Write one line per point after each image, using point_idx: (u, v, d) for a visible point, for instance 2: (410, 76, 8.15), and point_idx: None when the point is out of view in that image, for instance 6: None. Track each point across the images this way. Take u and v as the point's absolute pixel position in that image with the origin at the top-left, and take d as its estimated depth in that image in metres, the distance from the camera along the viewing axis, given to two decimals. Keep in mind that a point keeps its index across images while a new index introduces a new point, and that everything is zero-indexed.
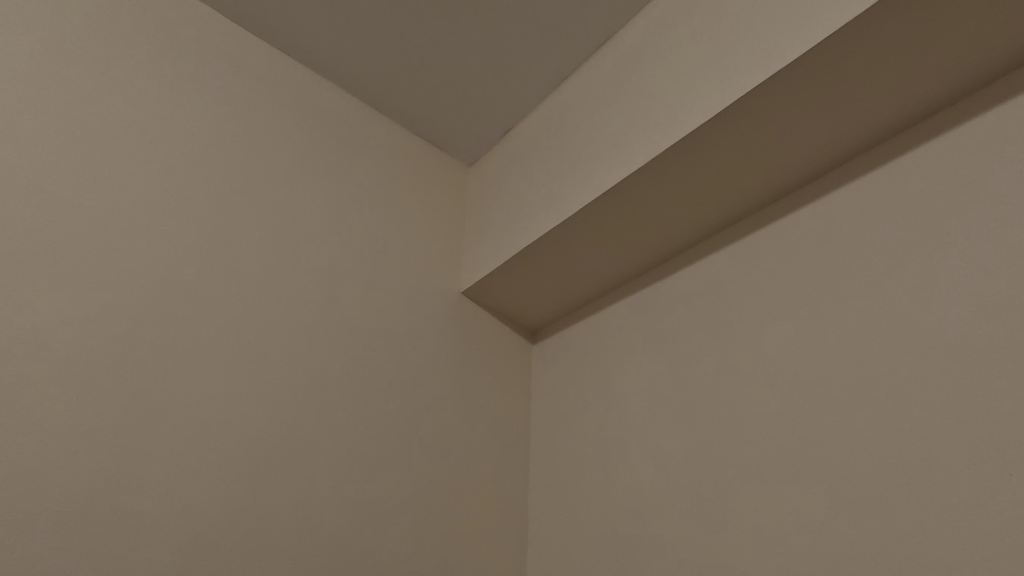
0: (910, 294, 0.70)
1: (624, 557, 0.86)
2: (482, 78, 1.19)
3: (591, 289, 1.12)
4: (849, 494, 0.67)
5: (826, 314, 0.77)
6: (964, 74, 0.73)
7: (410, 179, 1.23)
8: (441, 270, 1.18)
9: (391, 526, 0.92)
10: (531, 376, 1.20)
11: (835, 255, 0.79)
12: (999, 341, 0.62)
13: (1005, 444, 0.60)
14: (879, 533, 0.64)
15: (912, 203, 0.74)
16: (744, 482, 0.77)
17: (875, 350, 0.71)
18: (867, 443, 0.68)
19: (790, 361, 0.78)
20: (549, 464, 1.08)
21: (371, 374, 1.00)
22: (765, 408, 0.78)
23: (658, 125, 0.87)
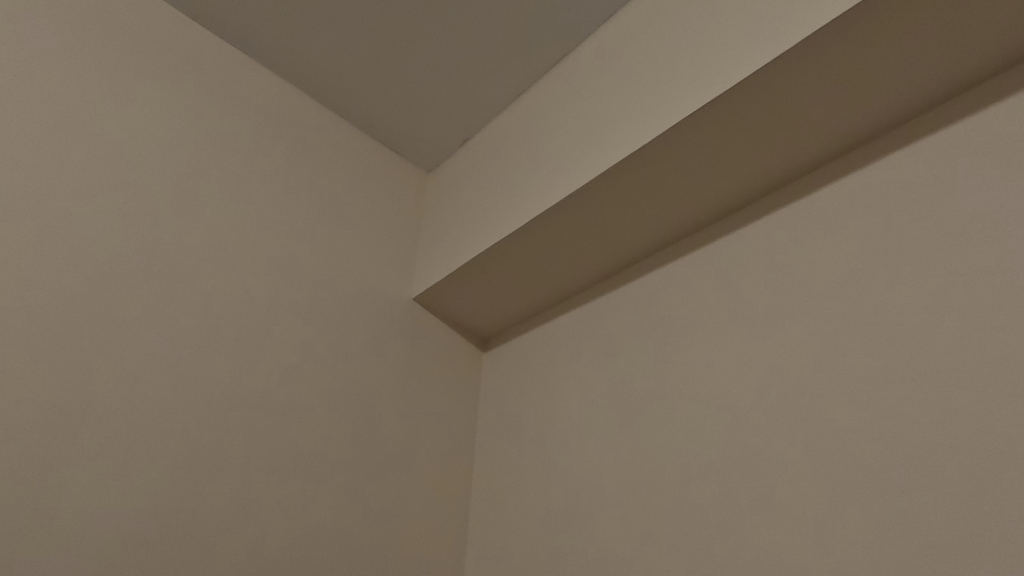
0: (830, 301, 0.72)
1: (558, 557, 0.87)
2: (442, 85, 1.19)
3: (543, 297, 1.12)
4: (766, 492, 0.68)
5: (747, 326, 0.79)
6: (929, 87, 0.72)
7: (365, 183, 1.23)
8: (392, 275, 1.17)
9: (327, 524, 0.90)
10: (480, 383, 1.21)
11: (771, 266, 0.80)
12: (911, 348, 0.64)
13: (907, 439, 0.61)
14: (792, 529, 0.65)
15: (850, 214, 0.75)
16: (671, 482, 0.78)
17: (798, 356, 0.72)
18: (785, 451, 0.68)
19: (718, 369, 0.80)
20: (491, 469, 1.07)
21: (314, 377, 0.98)
22: (695, 414, 0.79)
23: (610, 143, 0.89)
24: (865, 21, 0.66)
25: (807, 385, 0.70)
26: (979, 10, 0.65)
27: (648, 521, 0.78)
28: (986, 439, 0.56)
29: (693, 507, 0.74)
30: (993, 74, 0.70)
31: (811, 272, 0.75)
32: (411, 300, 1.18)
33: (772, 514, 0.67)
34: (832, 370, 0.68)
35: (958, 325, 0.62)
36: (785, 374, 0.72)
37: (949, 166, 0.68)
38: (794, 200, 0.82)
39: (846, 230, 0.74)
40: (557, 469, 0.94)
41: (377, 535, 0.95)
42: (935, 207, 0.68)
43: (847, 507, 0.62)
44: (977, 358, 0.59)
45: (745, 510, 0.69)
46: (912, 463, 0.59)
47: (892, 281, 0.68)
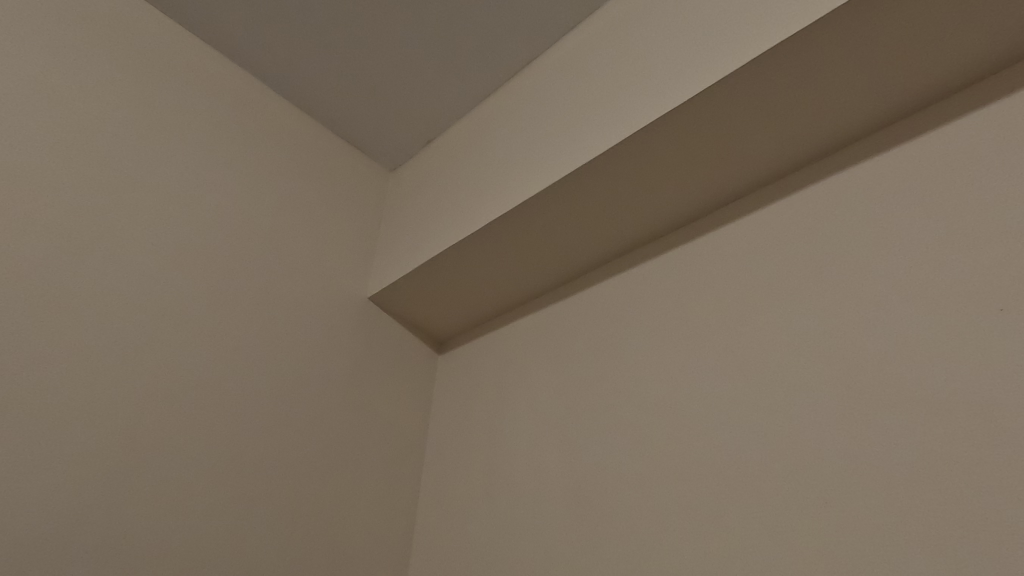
0: (775, 309, 0.73)
1: (504, 556, 0.87)
2: (406, 85, 1.18)
3: (501, 300, 1.12)
4: (706, 492, 0.69)
5: (694, 336, 0.80)
6: (881, 107, 0.74)
7: (324, 178, 1.21)
8: (348, 273, 1.16)
9: (270, 520, 0.88)
10: (434, 385, 1.20)
11: (720, 275, 0.82)
12: (845, 359, 0.65)
13: (840, 439, 0.62)
14: (729, 528, 0.66)
15: (798, 226, 0.77)
16: (615, 482, 0.79)
17: (740, 365, 0.73)
18: (725, 458, 0.70)
19: (666, 375, 0.81)
20: (441, 470, 1.07)
21: (263, 374, 0.95)
22: (642, 418, 0.80)
23: (570, 149, 0.89)
24: (815, 41, 0.68)
25: (746, 395, 0.71)
26: (926, 36, 0.67)
27: (591, 524, 0.79)
28: (909, 444, 0.58)
29: (635, 512, 0.75)
30: (939, 97, 0.72)
31: (758, 283, 0.77)
32: (367, 300, 1.16)
33: (709, 520, 0.68)
34: (773, 381, 0.70)
35: (890, 332, 0.63)
36: (728, 384, 0.74)
37: (892, 184, 0.71)
38: (749, 213, 0.84)
39: (793, 243, 0.76)
40: (507, 470, 0.94)
41: (319, 536, 0.92)
42: (875, 219, 0.70)
43: (784, 512, 0.63)
44: (911, 370, 0.61)
45: (685, 515, 0.70)
46: (842, 465, 0.61)
47: (831, 291, 0.70)
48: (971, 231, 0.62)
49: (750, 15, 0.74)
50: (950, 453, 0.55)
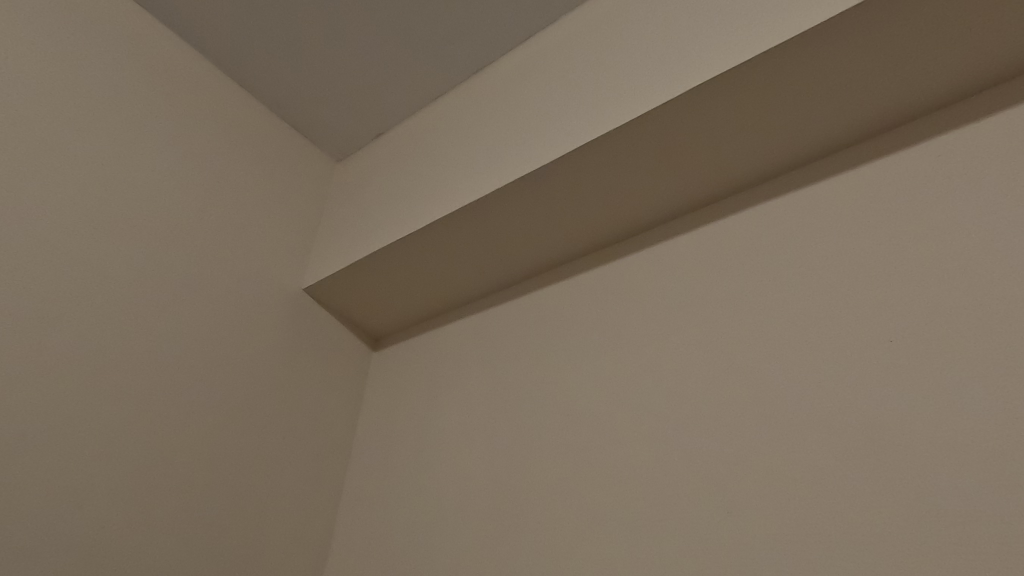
0: (709, 325, 0.74)
1: (424, 560, 0.84)
2: (357, 75, 1.14)
3: (442, 300, 1.09)
4: (630, 501, 0.69)
5: (629, 349, 0.80)
6: (828, 137, 0.75)
7: (264, 163, 1.15)
8: (282, 262, 1.11)
9: (177, 513, 0.83)
10: (365, 384, 1.16)
11: (657, 289, 0.82)
12: (771, 378, 0.66)
13: (763, 454, 0.63)
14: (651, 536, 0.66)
15: (736, 244, 0.78)
16: (540, 488, 0.78)
17: (674, 379, 0.74)
18: (651, 473, 0.69)
19: (599, 384, 0.80)
20: (365, 472, 1.03)
21: (182, 362, 0.89)
22: (572, 427, 0.80)
23: (522, 154, 0.88)
24: (767, 68, 0.69)
25: (675, 409, 0.71)
26: (872, 71, 0.68)
27: (514, 534, 0.77)
28: (828, 462, 0.59)
29: (558, 520, 0.74)
30: (882, 130, 0.73)
31: (694, 300, 0.77)
32: (301, 291, 1.12)
33: (632, 535, 0.67)
34: (703, 399, 0.70)
35: (818, 354, 0.64)
36: (658, 400, 0.73)
37: (827, 209, 0.72)
38: (695, 228, 0.84)
39: (730, 261, 0.77)
40: (434, 474, 0.92)
41: (229, 536, 0.87)
42: (809, 241, 0.71)
43: (706, 529, 0.63)
44: (836, 393, 0.61)
45: (608, 523, 0.70)
46: (761, 477, 0.62)
47: (760, 310, 0.71)
48: (899, 259, 0.64)
49: (707, 38, 0.75)
50: (861, 472, 0.57)
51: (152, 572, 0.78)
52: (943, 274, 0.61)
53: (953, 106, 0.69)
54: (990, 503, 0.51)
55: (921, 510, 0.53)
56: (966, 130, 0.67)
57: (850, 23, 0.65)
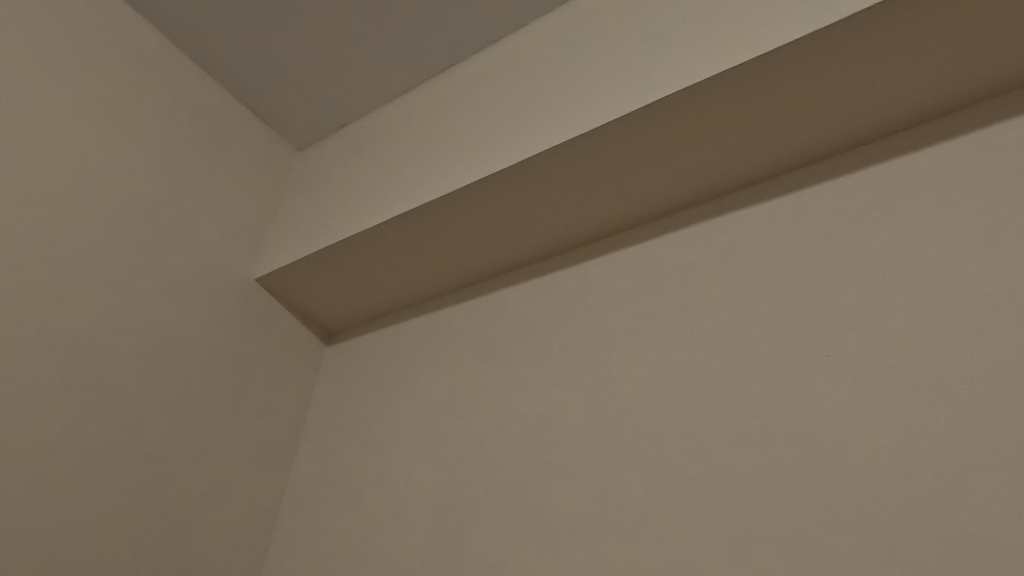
0: (660, 333, 0.75)
1: (360, 559, 0.84)
2: (320, 64, 1.12)
3: (399, 297, 1.08)
4: (570, 503, 0.70)
5: (581, 354, 0.81)
6: (791, 154, 0.76)
7: (220, 148, 1.12)
8: (234, 251, 1.08)
9: (99, 503, 0.81)
10: (316, 378, 1.14)
11: (609, 296, 0.83)
12: (717, 388, 0.67)
13: (700, 462, 0.64)
14: (585, 538, 0.67)
15: (691, 255, 0.79)
16: (481, 488, 0.79)
17: (624, 385, 0.74)
18: (595, 481, 0.70)
19: (548, 388, 0.81)
20: (309, 469, 1.01)
21: (112, 353, 0.87)
22: (518, 428, 0.80)
23: (487, 153, 0.88)
24: (733, 84, 0.70)
25: (623, 415, 0.72)
26: (831, 93, 0.70)
27: (454, 538, 0.77)
28: (759, 472, 0.61)
29: (496, 519, 0.75)
30: (839, 151, 0.75)
31: (646, 310, 0.78)
32: (254, 281, 1.09)
33: (571, 541, 0.68)
34: (650, 408, 0.71)
35: (764, 367, 0.66)
36: (607, 408, 0.74)
37: (780, 226, 0.74)
38: (659, 236, 0.84)
39: (684, 271, 0.78)
40: (378, 473, 0.91)
41: (151, 534, 0.85)
42: (755, 257, 0.73)
43: (644, 538, 0.64)
44: (778, 405, 0.63)
45: (545, 524, 0.71)
46: (694, 484, 0.64)
47: (707, 321, 0.72)
48: (841, 276, 0.66)
49: (676, 50, 0.75)
50: (787, 483, 0.59)
51: (68, 562, 0.76)
52: (880, 296, 0.63)
53: (907, 131, 0.72)
54: (912, 519, 0.52)
55: (846, 524, 0.54)
56: (916, 156, 0.69)
57: (814, 44, 0.66)
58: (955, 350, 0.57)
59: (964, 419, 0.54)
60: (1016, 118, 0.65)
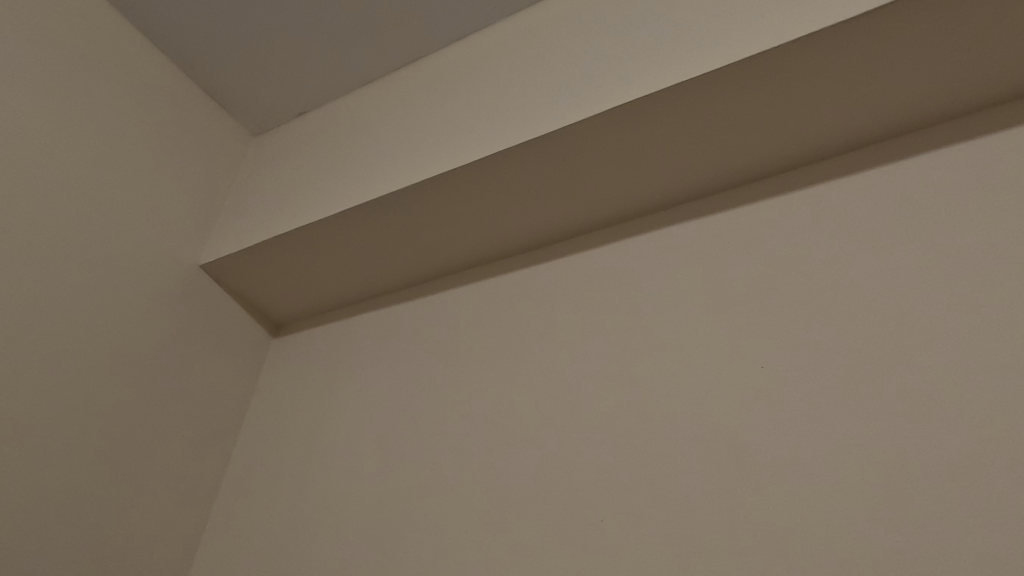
0: (604, 336, 0.76)
1: (294, 554, 0.82)
2: (278, 50, 1.09)
3: (350, 291, 1.06)
4: (505, 501, 0.70)
5: (525, 354, 0.81)
6: (741, 169, 0.78)
7: (169, 127, 1.08)
8: (179, 236, 1.04)
9: (19, 492, 0.77)
10: (259, 370, 1.11)
11: (558, 298, 0.84)
12: (655, 394, 0.68)
13: (632, 461, 0.65)
14: (517, 534, 0.67)
15: (639, 263, 0.80)
16: (418, 484, 0.78)
17: (565, 387, 0.75)
18: (532, 482, 0.70)
19: (491, 387, 0.81)
20: (247, 463, 0.99)
21: (39, 336, 0.82)
22: (459, 426, 0.80)
23: (444, 151, 0.87)
24: (690, 98, 0.71)
25: (562, 415, 0.73)
26: (782, 113, 0.72)
27: (390, 537, 0.75)
28: (689, 474, 0.62)
29: (432, 516, 0.74)
30: (789, 168, 0.77)
31: (594, 314, 0.79)
32: (198, 267, 1.05)
33: (506, 543, 0.67)
34: (593, 411, 0.71)
35: (700, 373, 0.67)
36: (550, 410, 0.74)
37: (725, 238, 0.75)
38: (610, 243, 0.85)
39: (630, 278, 0.79)
40: (316, 468, 0.89)
41: (75, 531, 0.81)
42: (700, 267, 0.75)
43: (578, 541, 0.63)
44: (710, 411, 0.64)
45: (480, 521, 0.70)
46: (625, 483, 0.64)
47: (650, 326, 0.73)
48: (780, 288, 0.68)
49: (636, 60, 0.76)
50: (714, 486, 0.60)
51: None
52: (816, 311, 0.65)
53: (853, 153, 0.74)
54: (832, 526, 0.53)
55: (772, 530, 0.55)
56: (859, 178, 0.71)
57: (768, 64, 0.67)
58: (879, 364, 0.59)
59: (884, 429, 0.56)
60: (954, 147, 0.68)
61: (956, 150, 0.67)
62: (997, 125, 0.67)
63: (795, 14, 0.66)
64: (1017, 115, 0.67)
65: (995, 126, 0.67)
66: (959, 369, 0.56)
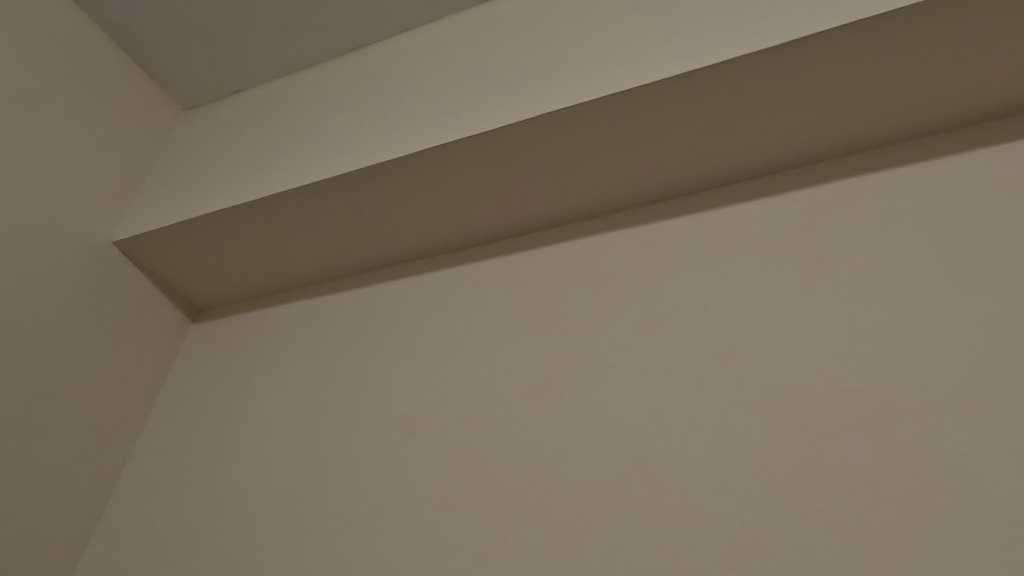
0: (532, 338, 0.76)
1: (195, 550, 0.78)
2: (213, 24, 1.03)
3: (277, 278, 1.02)
4: (419, 499, 0.69)
5: (450, 354, 0.79)
6: (677, 182, 0.79)
7: (88, 92, 1.01)
8: (92, 208, 0.97)
9: None
10: (172, 355, 1.05)
11: (487, 298, 0.83)
12: (577, 396, 0.68)
13: (552, 459, 0.65)
14: (428, 532, 0.66)
15: (571, 267, 0.80)
16: (332, 480, 0.76)
17: (491, 387, 0.74)
18: (445, 481, 0.69)
19: (414, 385, 0.79)
20: (152, 452, 0.93)
21: None
22: (379, 424, 0.78)
23: (383, 142, 0.85)
24: (632, 107, 0.71)
25: (484, 416, 0.72)
26: (719, 130, 0.72)
27: (299, 533, 0.73)
28: (603, 476, 0.62)
29: (343, 512, 0.72)
30: (723, 184, 0.78)
31: (523, 317, 0.78)
32: (111, 244, 0.99)
33: (415, 542, 0.66)
34: (512, 414, 0.70)
35: (624, 379, 0.67)
36: (471, 412, 0.73)
37: (656, 248, 0.76)
38: (543, 246, 0.85)
39: (560, 282, 0.79)
40: (226, 460, 0.85)
41: None
42: (628, 272, 0.76)
43: (488, 539, 0.63)
44: (629, 416, 0.64)
45: (393, 519, 0.69)
46: (541, 482, 0.64)
47: (578, 330, 0.74)
48: (707, 299, 0.69)
49: (581, 66, 0.75)
50: (624, 486, 0.60)
51: None
52: (735, 321, 0.66)
53: (782, 175, 0.75)
54: (738, 525, 0.54)
55: (679, 531, 0.56)
56: (788, 198, 0.73)
57: (709, 81, 0.67)
58: (791, 376, 0.60)
59: (791, 437, 0.57)
60: (875, 175, 0.70)
61: (879, 178, 0.69)
62: (919, 156, 0.69)
63: (738, 33, 0.66)
64: (938, 147, 0.69)
65: (917, 156, 0.69)
66: (865, 384, 0.57)
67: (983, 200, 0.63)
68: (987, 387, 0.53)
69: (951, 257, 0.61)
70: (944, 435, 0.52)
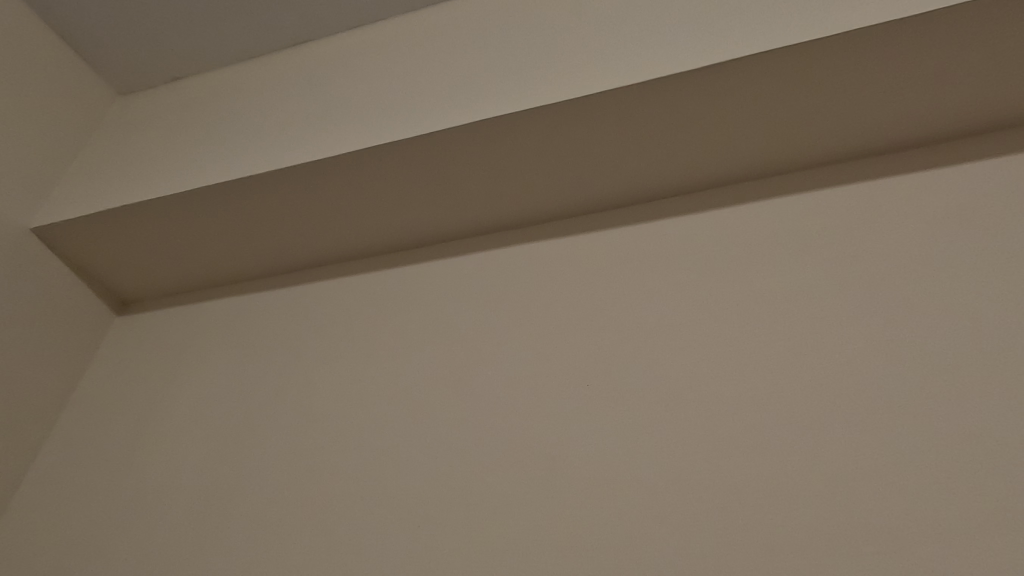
0: (464, 342, 0.76)
1: (105, 549, 0.75)
2: (150, 8, 0.99)
3: (207, 273, 0.99)
4: (343, 500, 0.68)
5: (382, 356, 0.79)
6: (613, 193, 0.80)
7: (10, 70, 0.96)
8: (8, 192, 0.92)
9: None
10: (92, 348, 1.01)
11: (422, 300, 0.83)
12: (506, 401, 0.69)
13: (477, 462, 0.66)
14: (350, 532, 0.66)
15: (506, 272, 0.81)
16: (255, 480, 0.74)
17: (421, 390, 0.74)
18: (365, 484, 0.69)
19: (343, 386, 0.78)
20: (65, 448, 0.89)
21: None
22: (306, 424, 0.77)
23: (322, 139, 0.83)
24: (571, 117, 0.72)
25: (414, 419, 0.72)
26: (655, 145, 0.74)
27: (213, 536, 0.71)
28: (527, 478, 0.63)
29: (263, 513, 0.71)
30: (656, 198, 0.80)
31: (457, 320, 0.78)
32: (30, 230, 0.94)
33: (331, 546, 0.66)
34: (438, 418, 0.71)
35: (551, 385, 0.68)
36: (400, 414, 0.73)
37: (589, 257, 0.78)
38: (481, 251, 0.85)
39: (495, 287, 0.80)
40: (143, 458, 0.82)
41: None
42: (562, 280, 0.77)
43: (410, 541, 0.63)
44: (555, 421, 0.66)
45: (314, 521, 0.68)
46: (466, 484, 0.65)
47: (510, 335, 0.74)
48: (635, 308, 0.71)
49: (524, 74, 0.76)
50: (547, 489, 0.61)
51: None
52: (660, 331, 0.68)
53: (713, 192, 0.78)
54: (652, 529, 0.56)
55: (593, 534, 0.58)
56: (716, 215, 0.75)
57: (646, 96, 0.69)
58: (709, 385, 0.63)
59: (706, 446, 0.59)
60: (796, 196, 0.73)
61: (801, 198, 0.72)
62: (837, 179, 0.73)
63: (675, 51, 0.68)
64: (854, 173, 0.73)
65: (836, 180, 0.73)
66: (777, 394, 0.60)
67: (889, 225, 0.67)
68: (885, 403, 0.57)
69: (861, 276, 0.65)
70: (840, 447, 0.56)
